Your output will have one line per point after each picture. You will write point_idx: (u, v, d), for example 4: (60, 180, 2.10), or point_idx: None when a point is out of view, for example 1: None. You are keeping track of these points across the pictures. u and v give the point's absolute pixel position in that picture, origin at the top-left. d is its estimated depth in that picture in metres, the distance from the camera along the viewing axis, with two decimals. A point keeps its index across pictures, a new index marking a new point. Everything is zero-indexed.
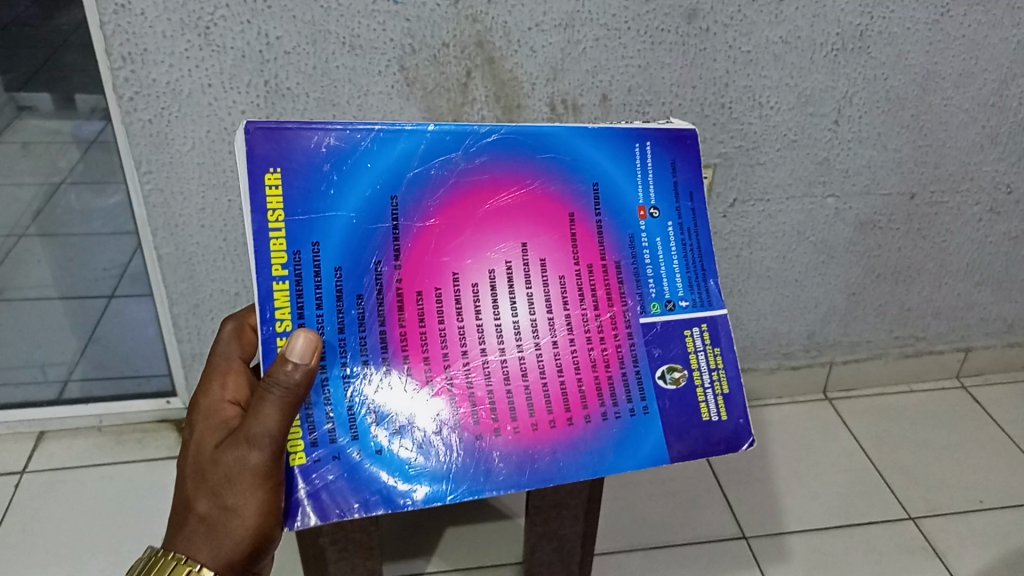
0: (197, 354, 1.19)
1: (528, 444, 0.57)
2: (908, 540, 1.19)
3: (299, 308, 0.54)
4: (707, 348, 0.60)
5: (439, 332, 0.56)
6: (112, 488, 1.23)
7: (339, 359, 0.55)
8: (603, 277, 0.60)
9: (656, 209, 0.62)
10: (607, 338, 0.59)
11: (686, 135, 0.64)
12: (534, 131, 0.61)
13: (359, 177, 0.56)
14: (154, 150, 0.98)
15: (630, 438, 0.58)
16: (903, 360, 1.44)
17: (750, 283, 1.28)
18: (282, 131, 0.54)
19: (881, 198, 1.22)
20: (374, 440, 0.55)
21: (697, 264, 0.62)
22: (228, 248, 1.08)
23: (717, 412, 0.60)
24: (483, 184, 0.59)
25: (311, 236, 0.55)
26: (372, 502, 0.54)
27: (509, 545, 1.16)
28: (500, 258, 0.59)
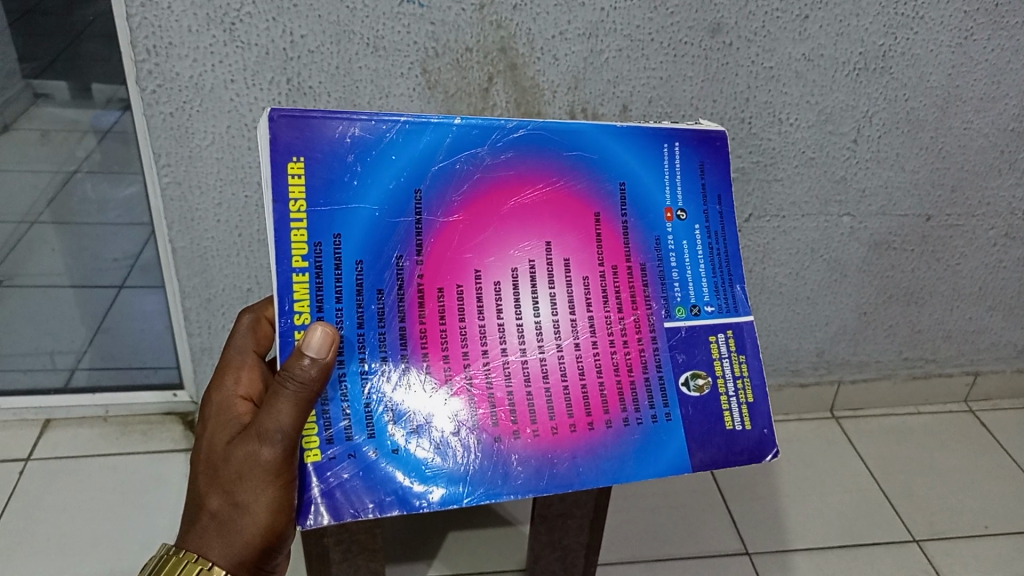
0: (207, 348, 1.18)
1: (547, 448, 0.57)
2: (911, 562, 1.19)
3: (318, 302, 0.54)
4: (731, 355, 0.60)
5: (460, 331, 0.56)
6: (115, 479, 1.23)
7: (357, 355, 0.55)
8: (627, 280, 0.60)
9: (682, 212, 0.62)
10: (630, 341, 0.59)
11: (716, 136, 0.63)
12: (562, 127, 0.60)
13: (383, 170, 0.56)
14: (174, 144, 0.99)
15: (651, 444, 0.58)
16: (912, 381, 1.44)
17: (762, 299, 1.28)
18: (307, 119, 0.54)
19: (897, 219, 1.22)
20: (391, 439, 0.55)
21: (723, 269, 0.63)
22: (242, 243, 1.08)
23: (741, 421, 0.60)
24: (509, 180, 0.59)
25: (333, 227, 0.54)
26: (387, 503, 0.54)
27: (511, 551, 1.16)
28: (523, 257, 0.59)
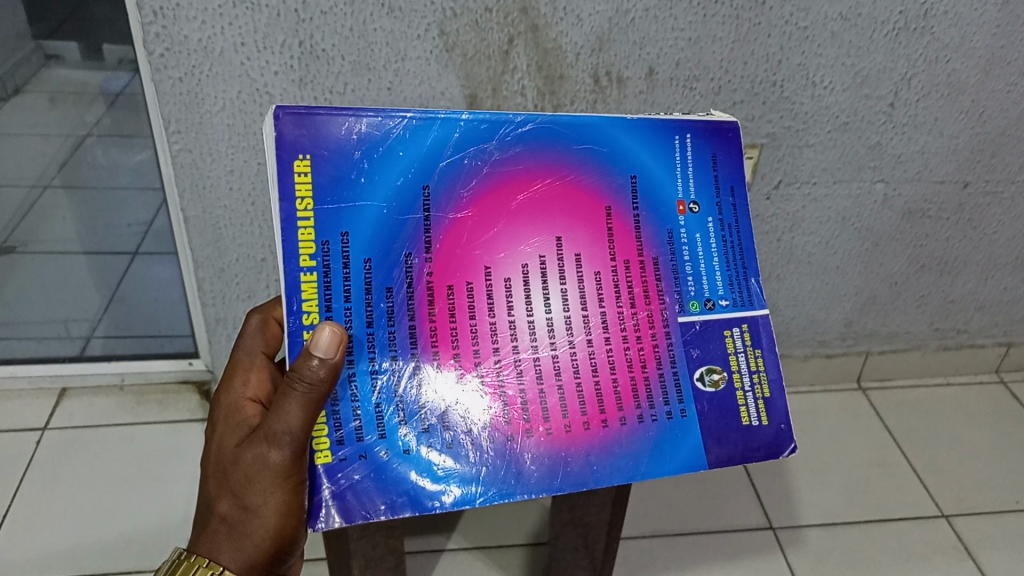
0: (221, 319, 1.16)
1: (561, 446, 0.55)
2: (940, 539, 1.16)
3: (327, 301, 0.52)
4: (747, 349, 0.58)
5: (470, 328, 0.54)
6: (133, 449, 1.22)
7: (367, 354, 0.53)
8: (641, 274, 0.58)
9: (696, 204, 0.60)
10: (644, 337, 0.57)
11: (728, 128, 0.61)
12: (571, 120, 0.58)
13: (390, 166, 0.54)
14: (184, 110, 0.95)
15: (666, 442, 0.56)
16: (942, 352, 1.40)
17: (790, 269, 1.24)
18: (312, 116, 0.52)
19: (933, 185, 1.17)
20: (402, 439, 0.53)
21: (737, 262, 0.60)
22: (255, 211, 1.05)
23: (757, 416, 0.58)
24: (517, 175, 0.57)
25: (341, 226, 0.53)
26: (399, 504, 0.52)
27: (531, 525, 1.14)
28: (534, 252, 0.57)
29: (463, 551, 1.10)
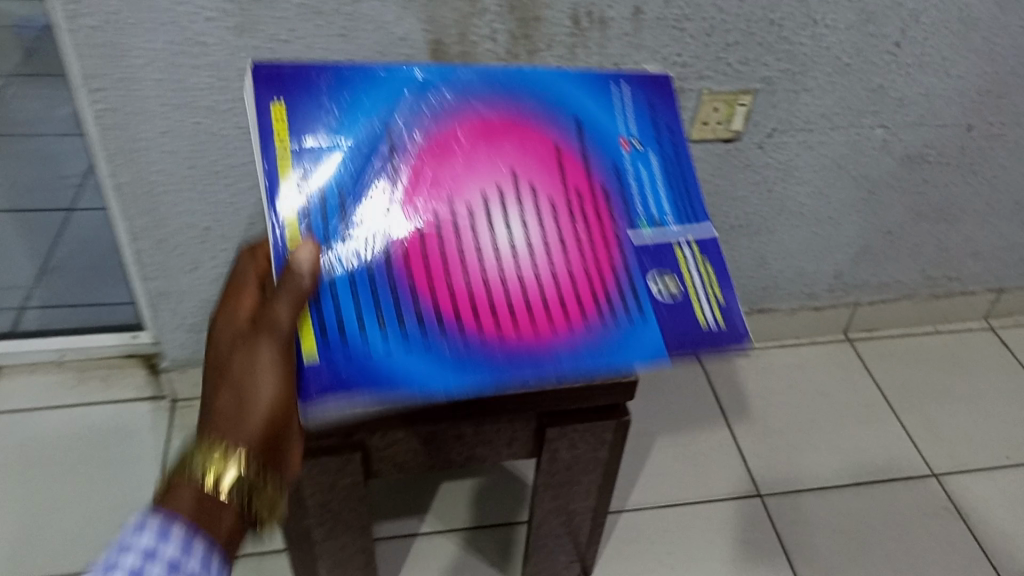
0: (164, 293, 1.04)
1: (529, 342, 0.60)
2: (931, 500, 1.13)
3: (310, 216, 0.61)
4: (696, 257, 0.67)
5: (437, 241, 0.63)
6: (76, 433, 1.12)
7: (341, 253, 0.61)
8: (592, 200, 0.68)
9: (636, 140, 0.72)
10: (596, 246, 0.65)
11: (659, 78, 0.75)
12: (516, 74, 0.72)
13: (358, 109, 0.67)
14: (105, 64, 0.82)
15: (628, 335, 0.61)
16: (933, 300, 1.34)
17: (781, 221, 1.16)
18: (280, 73, 0.66)
19: (935, 129, 1.09)
20: (379, 333, 0.59)
21: (680, 187, 0.71)
22: (196, 175, 0.94)
23: (714, 320, 0.64)
24: (472, 116, 0.69)
25: (319, 158, 0.64)
26: (378, 393, 0.57)
27: (510, 502, 1.08)
28: (490, 178, 0.66)
29: (440, 535, 1.03)
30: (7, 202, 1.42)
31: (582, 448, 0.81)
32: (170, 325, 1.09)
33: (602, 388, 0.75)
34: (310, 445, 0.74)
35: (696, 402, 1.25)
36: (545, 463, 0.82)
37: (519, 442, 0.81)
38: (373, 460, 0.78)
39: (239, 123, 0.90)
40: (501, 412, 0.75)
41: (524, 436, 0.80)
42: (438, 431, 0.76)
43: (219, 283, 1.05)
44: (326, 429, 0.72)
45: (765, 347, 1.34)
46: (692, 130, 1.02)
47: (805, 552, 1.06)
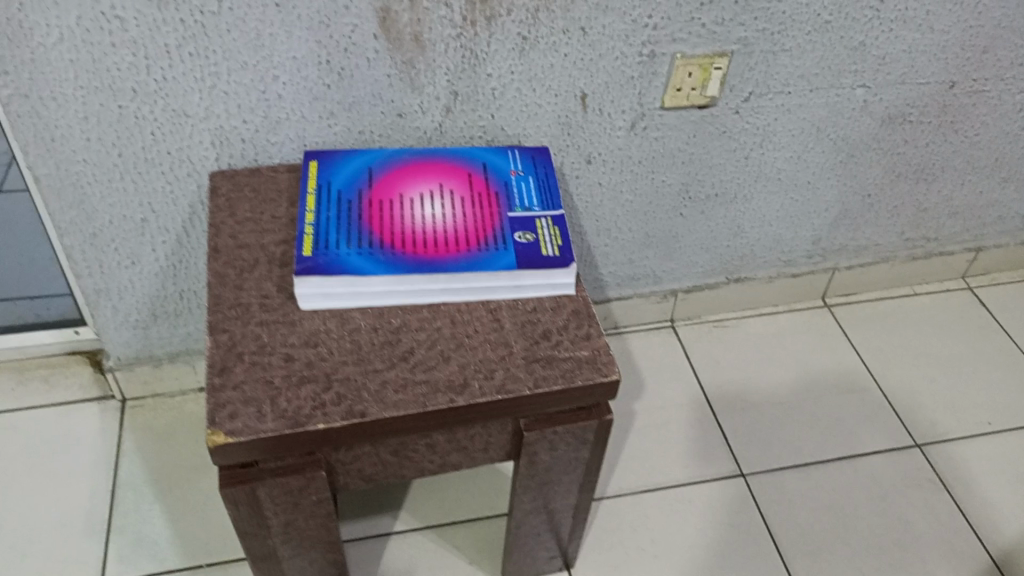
0: (102, 290, 0.96)
1: (419, 261, 0.74)
2: (915, 472, 1.10)
3: (316, 209, 0.78)
4: (553, 234, 0.77)
5: (372, 220, 0.77)
6: (16, 442, 1.05)
7: (319, 221, 0.77)
8: (486, 197, 0.81)
9: (520, 175, 0.84)
10: (483, 212, 0.79)
11: (545, 150, 0.89)
12: (451, 146, 0.89)
13: (352, 158, 0.85)
14: (8, 44, 0.73)
15: (487, 260, 0.74)
16: (910, 262, 1.31)
17: (757, 188, 1.10)
18: (324, 150, 0.86)
19: (918, 87, 1.04)
20: (328, 242, 0.74)
21: (552, 195, 0.82)
22: (126, 165, 0.85)
23: (553, 249, 0.76)
24: (408, 159, 0.85)
25: (327, 177, 0.82)
26: (317, 272, 0.72)
27: (485, 494, 1.03)
28: (415, 191, 0.81)
29: (414, 534, 0.99)
30: None
31: (562, 450, 0.76)
32: (112, 323, 1.01)
33: (581, 385, 0.70)
34: (263, 463, 0.67)
35: (673, 377, 1.20)
36: (523, 467, 0.76)
37: (495, 446, 0.75)
38: (335, 474, 0.71)
39: (169, 106, 0.81)
40: (473, 419, 0.69)
41: (500, 440, 0.74)
42: (406, 441, 0.70)
43: (163, 276, 0.97)
44: (281, 447, 0.66)
45: (742, 315, 1.30)
46: (665, 97, 0.95)
47: (789, 533, 1.03)
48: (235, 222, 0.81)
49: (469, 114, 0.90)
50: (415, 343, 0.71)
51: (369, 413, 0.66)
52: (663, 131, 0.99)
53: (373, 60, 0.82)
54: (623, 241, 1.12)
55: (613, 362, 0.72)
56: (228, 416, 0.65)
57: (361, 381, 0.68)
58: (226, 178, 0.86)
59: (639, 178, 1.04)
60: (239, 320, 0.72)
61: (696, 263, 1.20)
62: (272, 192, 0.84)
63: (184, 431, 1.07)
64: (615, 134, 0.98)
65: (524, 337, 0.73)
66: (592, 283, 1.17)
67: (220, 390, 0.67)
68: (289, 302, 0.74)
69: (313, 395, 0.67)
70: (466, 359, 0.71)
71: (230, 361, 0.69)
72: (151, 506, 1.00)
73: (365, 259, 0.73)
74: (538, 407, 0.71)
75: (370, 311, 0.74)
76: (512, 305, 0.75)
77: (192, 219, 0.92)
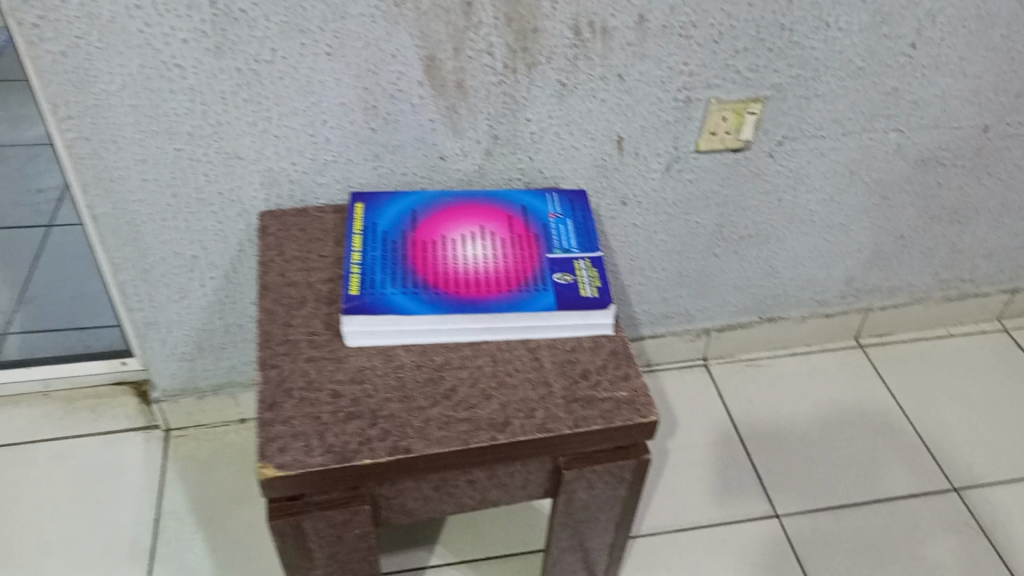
0: (151, 323, 0.99)
1: (462, 301, 0.76)
2: (952, 515, 1.09)
3: (363, 249, 0.81)
4: (591, 274, 0.79)
5: (417, 261, 0.80)
6: (64, 470, 1.07)
7: (366, 261, 0.80)
8: (527, 239, 0.83)
9: (559, 218, 0.87)
10: (524, 253, 0.81)
11: (583, 194, 0.91)
12: (492, 189, 0.91)
13: (397, 201, 0.88)
14: (74, 91, 0.77)
15: (528, 300, 0.77)
16: (945, 303, 1.31)
17: (790, 229, 1.12)
18: (370, 193, 0.90)
19: (951, 131, 1.05)
20: (375, 282, 0.77)
21: (590, 237, 0.84)
22: (179, 204, 0.88)
23: (591, 290, 0.78)
24: (450, 202, 0.88)
25: (372, 218, 0.85)
26: (365, 310, 0.74)
27: (519, 530, 1.04)
28: (457, 233, 0.84)
29: (449, 568, 1.00)
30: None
31: (600, 489, 0.77)
32: (159, 356, 1.04)
33: (621, 425, 0.71)
34: (309, 496, 0.69)
35: (706, 415, 1.21)
36: (561, 504, 0.78)
37: (534, 483, 0.76)
38: (378, 508, 0.73)
39: (222, 148, 0.85)
40: (513, 457, 0.71)
41: (539, 477, 0.75)
42: (448, 477, 0.71)
43: (210, 311, 1.00)
44: (328, 481, 0.67)
45: (775, 354, 1.30)
46: (699, 140, 0.97)
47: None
48: (283, 260, 0.83)
49: (508, 157, 0.93)
50: (458, 381, 0.73)
51: (414, 449, 0.68)
52: (698, 173, 1.01)
53: (418, 105, 0.86)
54: (656, 280, 1.14)
55: (651, 403, 0.73)
56: (278, 449, 0.67)
57: (406, 418, 0.70)
58: (275, 218, 0.89)
59: (674, 219, 1.06)
60: (288, 356, 0.74)
61: (728, 302, 1.21)
62: (319, 232, 0.87)
63: (226, 462, 1.10)
64: (650, 176, 1.00)
65: (564, 377, 0.74)
66: (626, 321, 1.18)
67: (270, 424, 0.69)
68: (335, 338, 0.76)
69: (359, 431, 0.69)
70: (508, 397, 0.72)
71: (279, 396, 0.71)
72: (193, 535, 1.02)
73: (410, 298, 0.76)
74: (577, 446, 0.72)
75: (414, 348, 0.76)
76: (552, 344, 0.77)
77: (240, 256, 0.95)
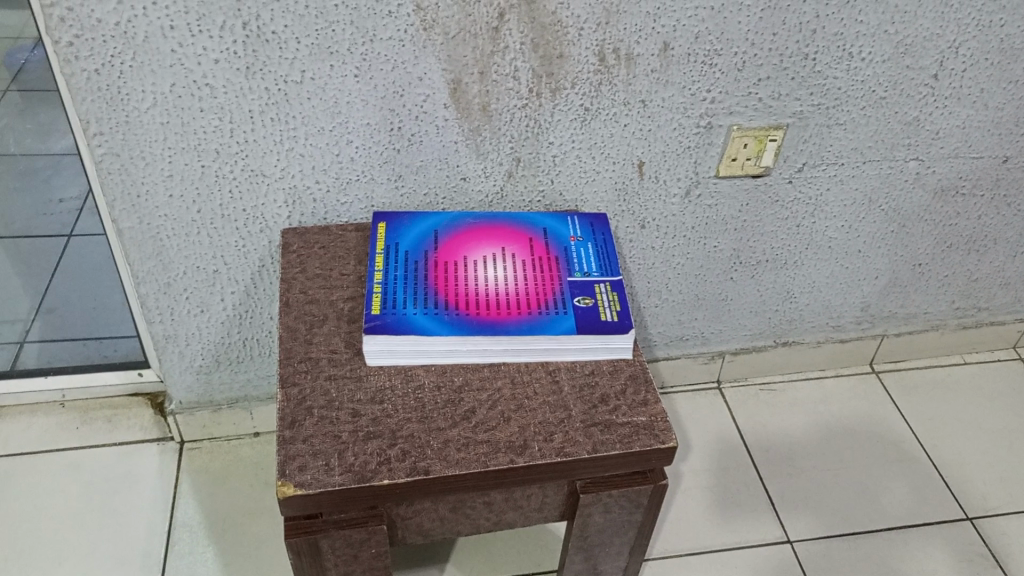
0: (171, 336, 1.00)
1: (482, 322, 0.77)
2: (966, 545, 1.09)
3: (385, 269, 0.82)
4: (611, 298, 0.80)
5: (439, 282, 0.81)
6: (80, 480, 1.08)
7: (388, 281, 0.80)
8: (548, 262, 0.84)
9: (580, 241, 0.87)
10: (545, 276, 0.82)
11: (603, 218, 0.92)
12: (514, 212, 0.92)
13: (419, 221, 0.88)
14: (106, 108, 0.78)
15: (548, 323, 0.77)
16: (961, 331, 1.31)
17: (808, 255, 1.12)
18: (393, 213, 0.90)
19: (971, 162, 1.05)
20: (397, 302, 0.78)
21: (610, 261, 0.85)
22: (204, 220, 0.89)
23: (611, 314, 0.78)
24: (472, 223, 0.89)
25: (395, 239, 0.86)
26: (387, 330, 0.75)
27: (531, 551, 1.04)
28: (479, 255, 0.85)
29: None
30: (10, 233, 1.40)
31: (616, 513, 0.77)
32: (177, 368, 1.04)
33: (639, 451, 0.71)
34: (327, 515, 0.69)
35: (719, 439, 1.21)
36: (576, 528, 0.78)
37: (550, 506, 0.76)
38: (395, 527, 0.73)
39: (248, 166, 0.86)
40: (531, 480, 0.71)
41: (555, 500, 0.76)
42: (465, 498, 0.72)
43: (229, 325, 1.01)
44: (347, 500, 0.68)
45: (789, 379, 1.30)
46: (719, 166, 0.97)
47: None
48: (305, 278, 0.84)
49: (530, 179, 0.93)
50: (477, 403, 0.74)
51: (433, 470, 0.68)
52: (717, 198, 1.01)
53: (443, 127, 0.87)
54: (672, 303, 1.14)
55: (669, 429, 0.73)
56: (298, 468, 0.67)
57: (425, 438, 0.71)
58: (297, 235, 0.90)
59: (692, 243, 1.06)
60: (309, 374, 0.75)
61: (743, 326, 1.21)
62: (341, 250, 0.88)
63: (239, 475, 1.10)
64: (669, 200, 1.00)
65: (583, 401, 0.74)
66: (641, 343, 1.18)
67: (290, 443, 0.69)
68: (356, 357, 0.77)
69: (379, 450, 0.69)
70: (527, 420, 0.73)
71: (300, 414, 0.71)
72: (206, 548, 1.02)
73: (431, 319, 0.76)
74: (595, 471, 0.72)
75: (434, 368, 0.77)
76: (571, 367, 0.78)
77: (261, 272, 0.96)
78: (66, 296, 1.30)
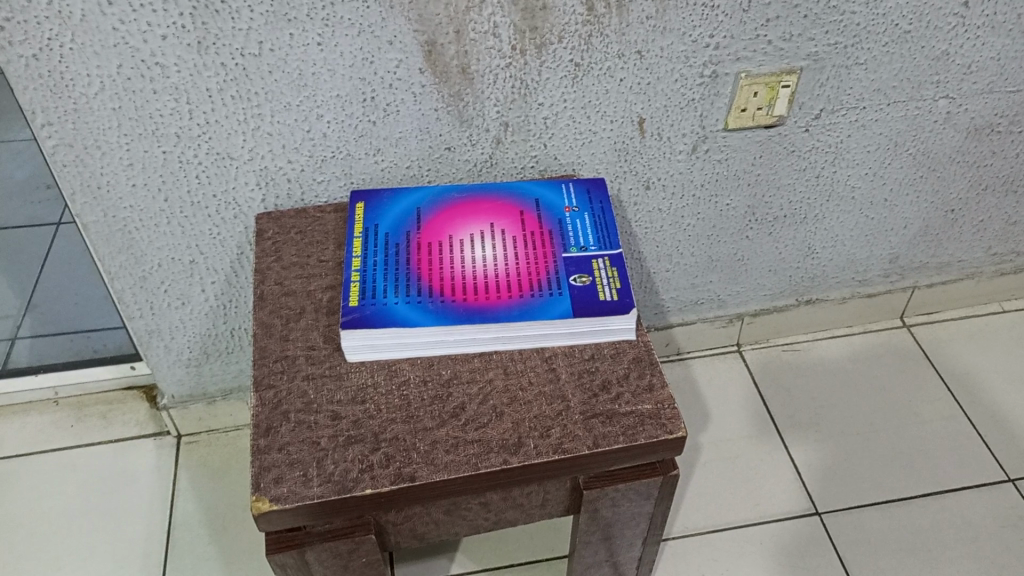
0: (154, 330, 0.95)
1: (470, 310, 0.70)
2: (1009, 509, 1.02)
3: (362, 255, 0.75)
4: (609, 273, 0.73)
5: (422, 266, 0.74)
6: (76, 481, 1.05)
7: (366, 268, 0.74)
8: (542, 237, 0.77)
9: (576, 211, 0.80)
10: (539, 254, 0.75)
11: (601, 183, 0.85)
12: (505, 183, 0.85)
13: (401, 198, 0.82)
14: (51, 96, 0.72)
15: (542, 306, 0.70)
16: (998, 278, 1.23)
17: (829, 208, 1.04)
18: (374, 190, 0.84)
19: (1007, 96, 0.96)
20: (376, 291, 0.72)
21: (607, 232, 0.78)
22: (172, 209, 0.83)
23: (610, 293, 0.71)
24: (460, 199, 0.82)
25: (375, 220, 0.79)
26: (366, 322, 0.69)
27: (544, 535, 1.00)
28: (467, 232, 0.78)
29: None
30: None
31: (624, 507, 0.71)
32: (166, 362, 1.00)
33: (644, 443, 0.65)
34: (311, 527, 0.64)
35: (741, 406, 1.14)
36: (583, 523, 0.72)
37: (553, 503, 0.71)
38: (386, 534, 0.68)
39: (213, 149, 0.79)
40: (527, 480, 0.65)
41: (558, 496, 0.70)
42: (458, 501, 0.66)
43: (214, 315, 0.96)
44: (328, 513, 0.62)
45: (813, 337, 1.23)
46: (728, 118, 0.89)
47: None
48: (281, 267, 0.78)
49: (520, 145, 0.86)
50: (466, 398, 0.68)
51: (419, 476, 0.62)
52: (727, 153, 0.93)
53: (420, 94, 0.79)
54: (685, 266, 1.07)
55: (677, 417, 0.67)
56: (273, 480, 0.62)
57: (410, 441, 0.65)
58: (273, 220, 0.83)
59: (702, 202, 0.98)
60: (285, 374, 0.69)
61: (763, 286, 1.14)
62: (319, 233, 0.82)
63: (238, 468, 1.06)
64: (674, 158, 0.92)
65: (582, 390, 0.68)
66: (653, 309, 1.12)
67: (265, 452, 0.64)
68: (336, 353, 0.71)
69: (360, 456, 0.64)
70: (521, 415, 0.67)
71: (275, 420, 0.66)
72: (207, 547, 0.98)
73: (413, 309, 0.70)
74: (598, 466, 0.66)
75: (420, 361, 0.71)
76: (569, 352, 0.71)
77: (240, 259, 0.90)
78: (53, 292, 1.26)
